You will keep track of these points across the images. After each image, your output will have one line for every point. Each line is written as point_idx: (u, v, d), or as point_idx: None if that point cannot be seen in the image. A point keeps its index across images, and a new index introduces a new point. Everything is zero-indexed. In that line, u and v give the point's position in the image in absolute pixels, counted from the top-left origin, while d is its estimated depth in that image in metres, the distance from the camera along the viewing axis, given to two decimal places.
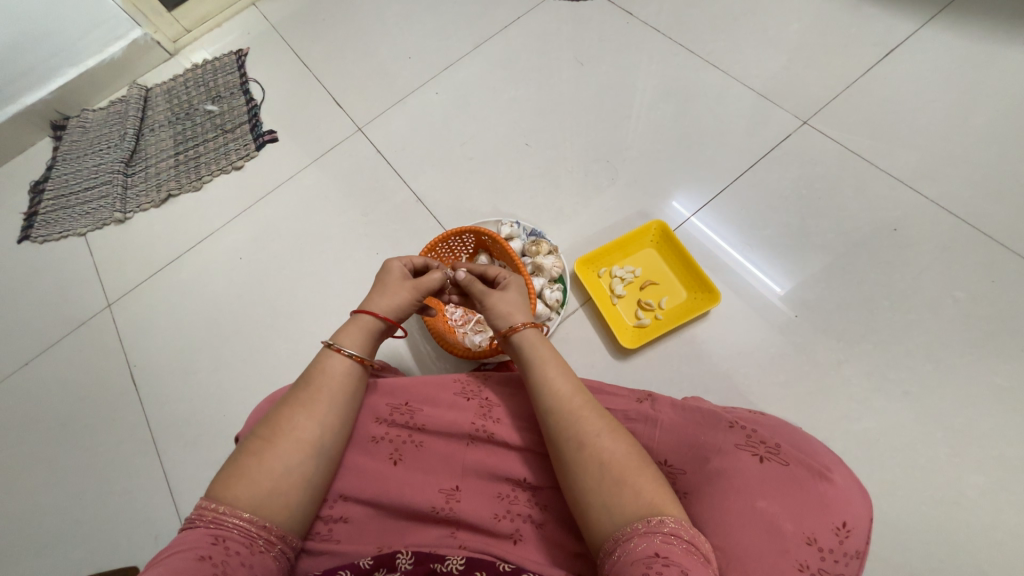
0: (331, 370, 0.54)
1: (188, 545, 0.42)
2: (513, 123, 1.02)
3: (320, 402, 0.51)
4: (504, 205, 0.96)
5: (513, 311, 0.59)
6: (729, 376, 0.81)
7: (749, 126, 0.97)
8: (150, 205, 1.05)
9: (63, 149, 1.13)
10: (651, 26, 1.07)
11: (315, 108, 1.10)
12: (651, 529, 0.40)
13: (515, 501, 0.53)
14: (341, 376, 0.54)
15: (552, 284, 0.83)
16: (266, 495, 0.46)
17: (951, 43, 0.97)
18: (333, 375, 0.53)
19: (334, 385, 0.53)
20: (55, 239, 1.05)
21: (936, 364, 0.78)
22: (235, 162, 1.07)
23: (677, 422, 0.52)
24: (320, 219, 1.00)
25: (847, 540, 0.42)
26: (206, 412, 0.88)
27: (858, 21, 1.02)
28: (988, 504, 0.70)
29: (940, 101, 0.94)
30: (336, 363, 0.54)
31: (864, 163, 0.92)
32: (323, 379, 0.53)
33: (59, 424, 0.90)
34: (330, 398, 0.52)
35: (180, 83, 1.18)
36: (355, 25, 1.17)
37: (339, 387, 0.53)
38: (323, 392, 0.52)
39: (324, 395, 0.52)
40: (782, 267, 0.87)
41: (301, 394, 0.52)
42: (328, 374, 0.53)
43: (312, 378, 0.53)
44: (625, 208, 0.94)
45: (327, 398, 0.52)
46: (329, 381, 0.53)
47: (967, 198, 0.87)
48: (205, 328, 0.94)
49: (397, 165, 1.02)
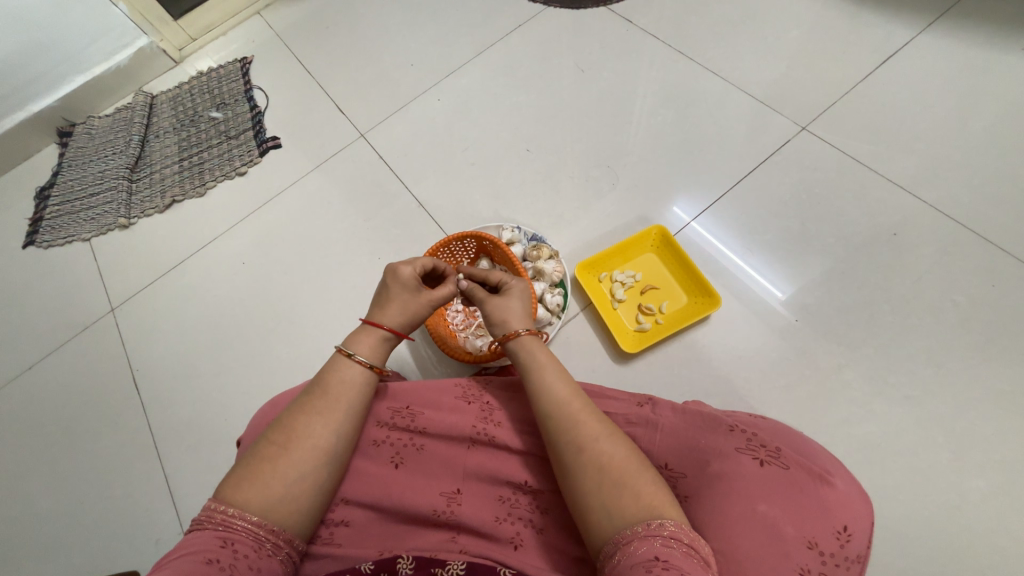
0: (349, 378, 0.54)
1: (196, 547, 0.42)
2: (514, 129, 1.03)
3: (336, 410, 0.51)
4: (505, 211, 0.97)
5: (513, 319, 0.59)
6: (729, 380, 0.81)
7: (748, 132, 0.98)
8: (154, 210, 1.06)
9: (70, 155, 1.15)
10: (651, 34, 1.08)
11: (318, 115, 1.11)
12: (651, 532, 0.40)
13: (516, 505, 0.54)
14: (358, 385, 0.54)
15: (553, 289, 0.84)
16: (276, 500, 0.46)
17: (949, 49, 0.98)
18: (350, 384, 0.53)
19: (350, 393, 0.53)
20: (59, 244, 1.06)
21: (937, 369, 0.78)
22: (238, 168, 1.08)
23: (678, 426, 0.52)
24: (322, 224, 1.00)
25: (848, 544, 0.42)
26: (208, 415, 0.88)
27: (855, 28, 1.03)
28: (991, 509, 0.70)
29: (938, 107, 0.94)
30: (351, 371, 0.54)
31: (863, 169, 0.92)
32: (340, 387, 0.53)
33: (62, 428, 0.91)
34: (346, 407, 0.52)
35: (185, 90, 1.19)
36: (358, 33, 1.19)
37: (355, 396, 0.53)
38: (340, 400, 0.52)
39: (340, 404, 0.52)
40: (782, 272, 0.87)
41: (317, 400, 0.52)
42: (345, 383, 0.53)
43: (328, 384, 0.53)
44: (626, 213, 0.94)
45: (343, 406, 0.52)
46: (346, 389, 0.53)
47: (967, 203, 0.87)
48: (207, 332, 0.95)
49: (399, 171, 1.03)
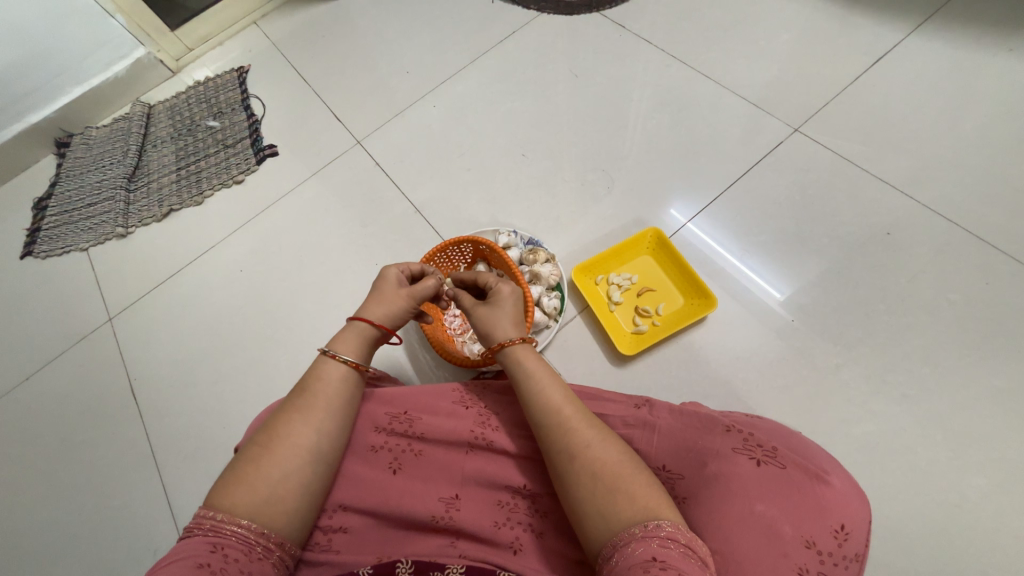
0: (329, 376, 0.54)
1: (187, 553, 0.42)
2: (510, 134, 1.04)
3: (317, 408, 0.51)
4: (502, 215, 0.97)
5: (502, 324, 0.59)
6: (728, 381, 0.81)
7: (743, 134, 0.98)
8: (151, 219, 1.06)
9: (67, 166, 1.15)
10: (644, 38, 1.09)
11: (315, 122, 1.12)
12: (648, 533, 0.40)
13: (515, 509, 0.53)
14: (338, 382, 0.54)
15: (550, 292, 0.84)
16: (263, 502, 0.46)
17: (940, 50, 0.99)
18: (330, 382, 0.53)
19: (331, 391, 0.53)
20: (57, 254, 1.06)
21: (934, 367, 0.78)
22: (236, 176, 1.08)
23: (675, 427, 0.52)
24: (319, 231, 1.01)
25: (845, 543, 0.42)
26: (206, 423, 0.88)
27: (846, 31, 1.04)
28: (990, 507, 0.70)
29: (931, 108, 0.95)
30: (332, 369, 0.54)
31: (856, 170, 0.93)
32: (320, 386, 0.53)
33: (60, 438, 0.91)
34: (327, 404, 0.52)
35: (182, 100, 1.20)
36: (355, 41, 1.20)
37: (336, 394, 0.53)
38: (319, 399, 0.52)
39: (320, 402, 0.52)
40: (779, 273, 0.88)
41: (297, 401, 0.52)
42: (325, 380, 0.53)
43: (309, 385, 0.53)
44: (623, 216, 0.95)
45: (324, 404, 0.52)
46: (326, 387, 0.53)
47: (960, 201, 0.88)
48: (205, 340, 0.95)
49: (396, 177, 1.03)
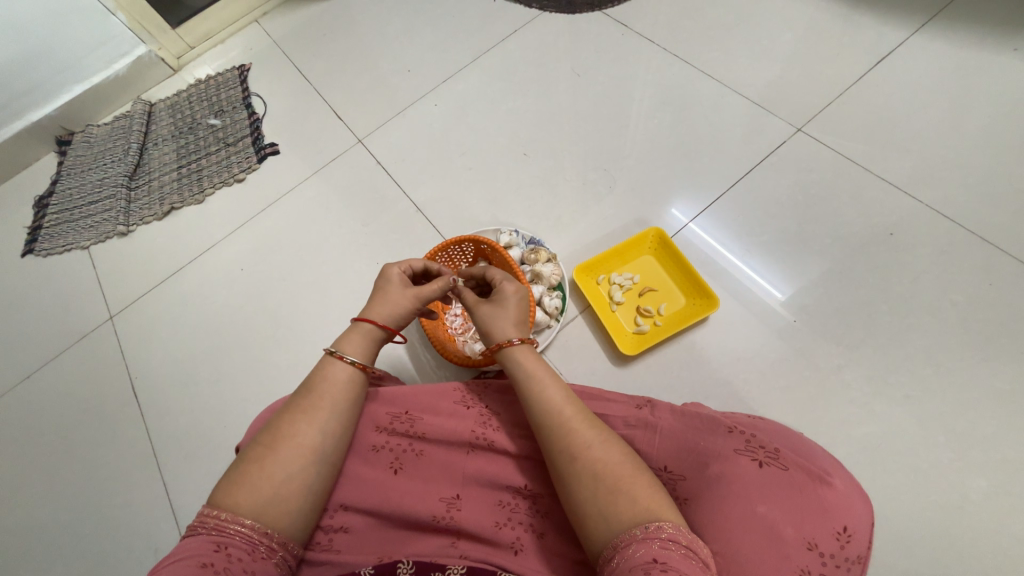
0: (333, 376, 0.53)
1: (190, 552, 0.42)
2: (512, 133, 1.04)
3: (321, 408, 0.51)
4: (503, 214, 0.97)
5: (504, 324, 0.58)
6: (729, 381, 0.81)
7: (745, 134, 0.98)
8: (152, 218, 1.06)
9: (68, 163, 1.15)
10: (646, 37, 1.08)
11: (316, 121, 1.12)
12: (649, 535, 0.40)
13: (515, 510, 0.53)
14: (342, 383, 0.53)
15: (552, 292, 0.84)
16: (267, 502, 0.46)
17: (943, 50, 0.99)
18: (334, 382, 0.53)
19: (335, 392, 0.53)
20: (58, 252, 1.06)
21: (935, 368, 0.78)
22: (236, 175, 1.08)
23: (677, 428, 0.52)
24: (320, 229, 1.01)
25: (848, 546, 0.42)
26: (206, 422, 0.88)
27: (849, 30, 1.03)
28: (993, 508, 0.69)
29: (934, 108, 0.95)
30: (336, 370, 0.54)
31: (860, 170, 0.92)
32: (324, 386, 0.53)
33: (61, 436, 0.91)
34: (331, 404, 0.52)
35: (184, 98, 1.20)
36: (357, 39, 1.19)
37: (340, 394, 0.53)
38: (323, 399, 0.52)
39: (325, 402, 0.52)
40: (781, 273, 0.87)
41: (301, 401, 0.52)
42: (330, 380, 0.53)
43: (313, 385, 0.53)
44: (624, 216, 0.94)
45: (328, 404, 0.52)
46: (331, 387, 0.53)
47: (963, 203, 0.88)
48: (206, 338, 0.95)
49: (397, 176, 1.03)
